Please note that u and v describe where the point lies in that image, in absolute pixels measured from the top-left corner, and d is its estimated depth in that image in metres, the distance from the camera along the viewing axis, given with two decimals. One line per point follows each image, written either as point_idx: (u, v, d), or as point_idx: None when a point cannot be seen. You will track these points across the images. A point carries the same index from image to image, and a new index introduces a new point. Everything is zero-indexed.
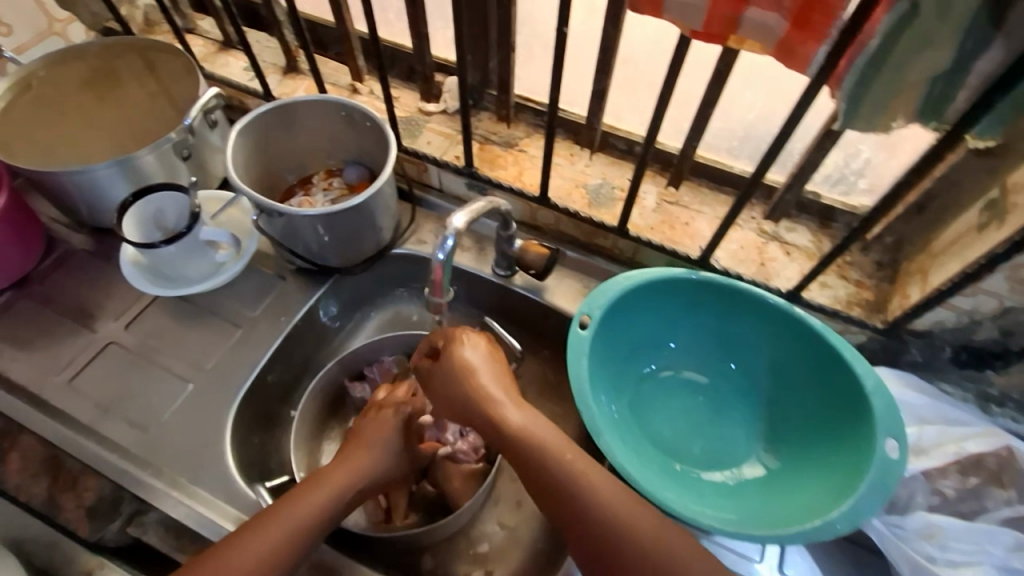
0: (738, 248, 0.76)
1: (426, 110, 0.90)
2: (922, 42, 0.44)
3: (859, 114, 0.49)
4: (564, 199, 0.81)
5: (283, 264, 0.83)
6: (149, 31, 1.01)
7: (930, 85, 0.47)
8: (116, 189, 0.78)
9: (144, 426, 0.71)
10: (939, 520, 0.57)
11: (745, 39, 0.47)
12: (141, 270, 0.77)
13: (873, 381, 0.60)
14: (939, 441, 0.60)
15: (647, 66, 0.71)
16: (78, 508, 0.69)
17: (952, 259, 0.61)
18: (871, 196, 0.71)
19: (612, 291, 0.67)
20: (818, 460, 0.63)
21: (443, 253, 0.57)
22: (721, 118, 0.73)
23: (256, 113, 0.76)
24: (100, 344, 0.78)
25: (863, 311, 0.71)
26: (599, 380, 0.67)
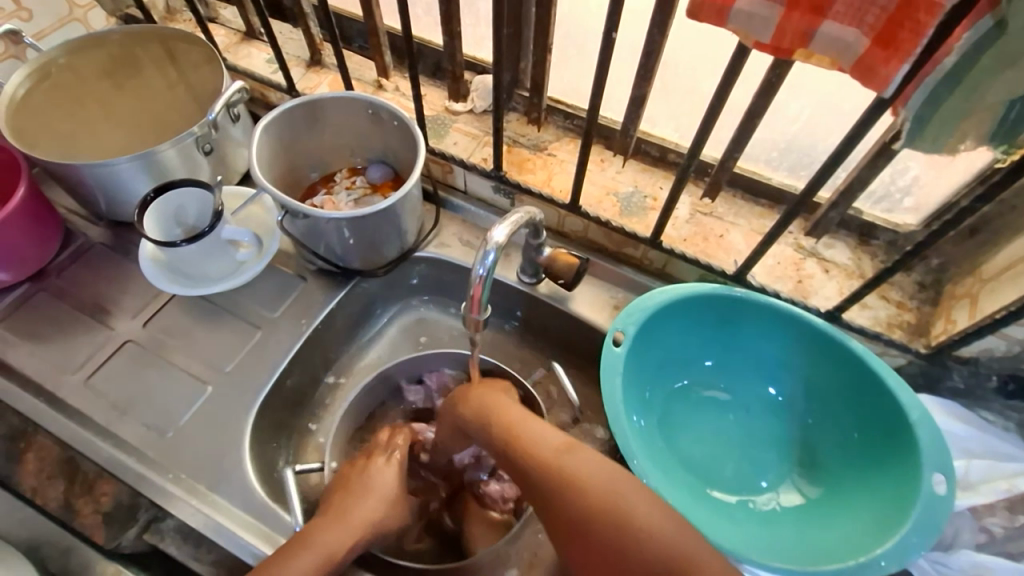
0: (774, 264, 0.73)
1: (453, 109, 0.87)
2: (1005, 62, 0.40)
3: (923, 134, 0.47)
4: (595, 207, 0.78)
5: (304, 264, 0.82)
6: (170, 19, 0.98)
7: (1007, 107, 0.43)
8: (137, 183, 0.76)
9: (162, 430, 0.70)
10: (987, 560, 0.56)
11: (814, 54, 0.44)
12: (160, 267, 0.75)
13: (919, 411, 0.58)
14: (987, 475, 0.60)
15: (689, 73, 0.68)
16: (95, 514, 0.67)
17: (1006, 286, 0.58)
18: (916, 215, 0.68)
19: (647, 307, 0.65)
20: (857, 490, 0.61)
21: (483, 268, 0.54)
22: (763, 129, 0.70)
23: (281, 109, 0.74)
24: (117, 343, 0.76)
25: (904, 334, 0.68)
26: (631, 398, 0.65)
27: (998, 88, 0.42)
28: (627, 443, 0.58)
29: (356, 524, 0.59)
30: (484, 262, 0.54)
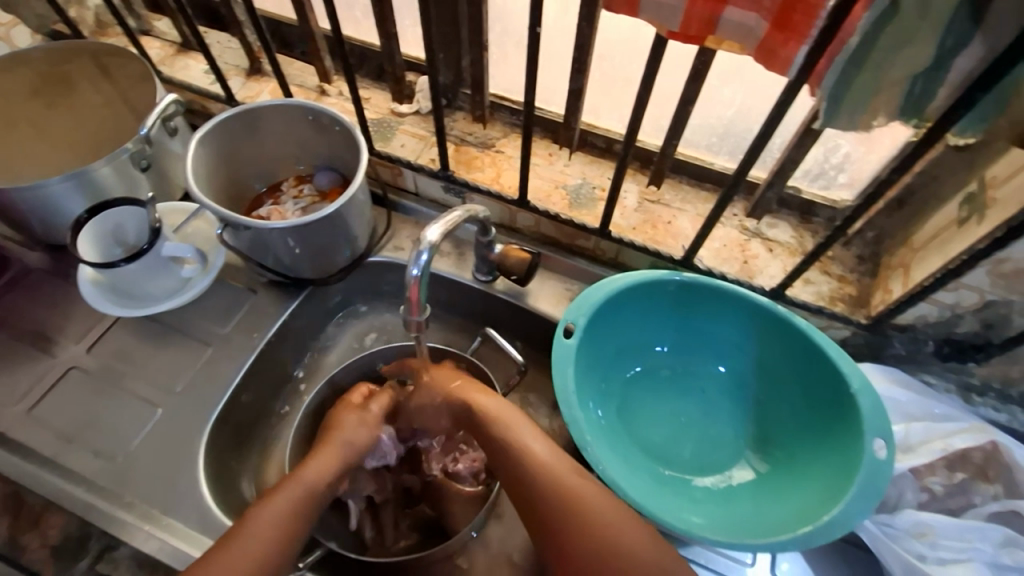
0: (721, 246, 0.75)
1: (398, 111, 0.87)
2: (902, 39, 0.42)
3: (840, 111, 0.48)
4: (544, 201, 0.79)
5: (253, 276, 0.80)
6: (101, 34, 0.95)
7: (911, 82, 0.45)
8: (70, 204, 0.73)
9: (112, 456, 0.68)
10: (928, 518, 0.58)
11: (723, 39, 0.45)
12: (101, 289, 0.73)
13: (859, 380, 0.59)
14: (926, 437, 0.62)
15: (624, 63, 0.70)
16: (42, 548, 0.64)
17: (933, 254, 0.60)
18: (851, 190, 0.71)
19: (596, 298, 0.66)
20: (808, 463, 0.62)
21: (418, 268, 0.54)
22: (700, 115, 0.71)
23: (216, 119, 0.72)
24: (61, 369, 0.74)
25: (846, 306, 0.70)
26: (586, 389, 0.66)
27: (900, 63, 0.43)
28: (580, 430, 0.59)
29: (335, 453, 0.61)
30: (417, 261, 0.54)
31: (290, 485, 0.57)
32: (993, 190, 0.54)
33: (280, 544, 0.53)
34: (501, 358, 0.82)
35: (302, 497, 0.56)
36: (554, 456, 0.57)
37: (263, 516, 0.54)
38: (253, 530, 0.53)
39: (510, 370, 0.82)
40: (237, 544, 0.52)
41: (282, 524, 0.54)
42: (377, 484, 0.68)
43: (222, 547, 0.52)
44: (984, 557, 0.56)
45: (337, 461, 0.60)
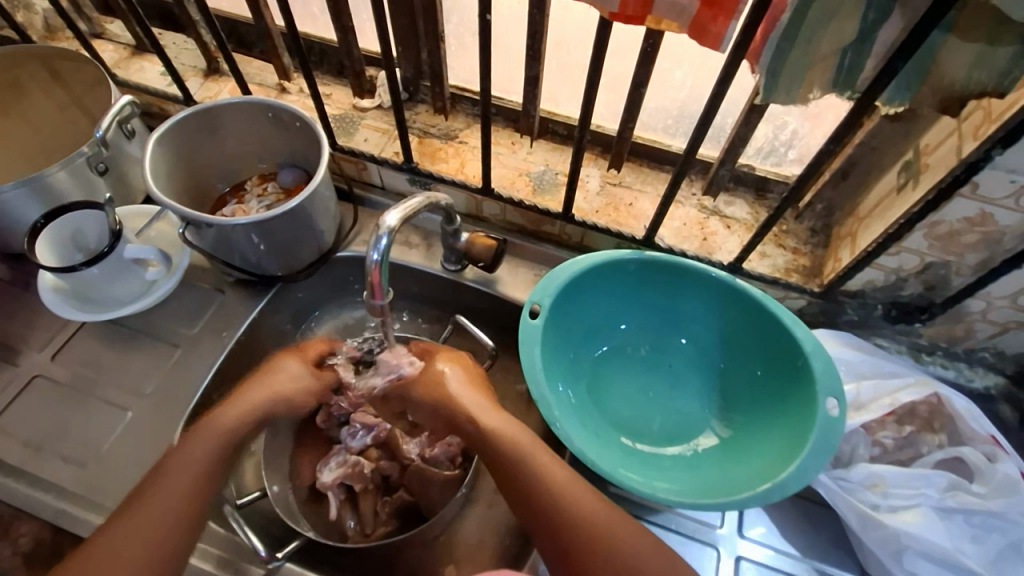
0: (681, 225, 0.77)
1: (360, 106, 0.87)
2: (827, 14, 0.44)
3: (778, 86, 0.50)
4: (508, 188, 0.80)
5: (221, 276, 0.80)
6: (51, 38, 0.94)
7: (840, 56, 0.48)
8: (25, 210, 0.72)
9: (82, 461, 0.68)
10: (880, 469, 0.61)
11: (662, 18, 0.47)
12: (64, 295, 0.72)
13: (811, 343, 0.62)
14: (876, 394, 0.65)
15: (577, 49, 0.71)
16: (15, 555, 0.63)
17: (876, 221, 0.64)
18: (800, 165, 0.74)
19: (560, 279, 0.67)
20: (767, 425, 0.65)
21: (377, 253, 0.55)
22: (654, 98, 0.73)
23: (173, 119, 0.71)
24: (25, 378, 0.73)
25: (801, 276, 0.73)
26: (555, 369, 0.68)
27: (828, 36, 0.46)
28: (549, 407, 0.60)
29: (248, 405, 0.60)
30: (376, 247, 0.55)
31: (188, 446, 0.56)
32: (926, 157, 0.57)
33: (183, 507, 0.53)
34: (472, 345, 0.84)
35: (205, 458, 0.56)
36: (562, 472, 0.56)
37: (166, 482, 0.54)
38: (149, 502, 0.53)
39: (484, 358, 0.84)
40: (146, 504, 0.53)
41: (180, 493, 0.54)
42: (355, 475, 0.69)
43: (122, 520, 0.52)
44: (931, 502, 0.58)
45: (252, 404, 0.60)
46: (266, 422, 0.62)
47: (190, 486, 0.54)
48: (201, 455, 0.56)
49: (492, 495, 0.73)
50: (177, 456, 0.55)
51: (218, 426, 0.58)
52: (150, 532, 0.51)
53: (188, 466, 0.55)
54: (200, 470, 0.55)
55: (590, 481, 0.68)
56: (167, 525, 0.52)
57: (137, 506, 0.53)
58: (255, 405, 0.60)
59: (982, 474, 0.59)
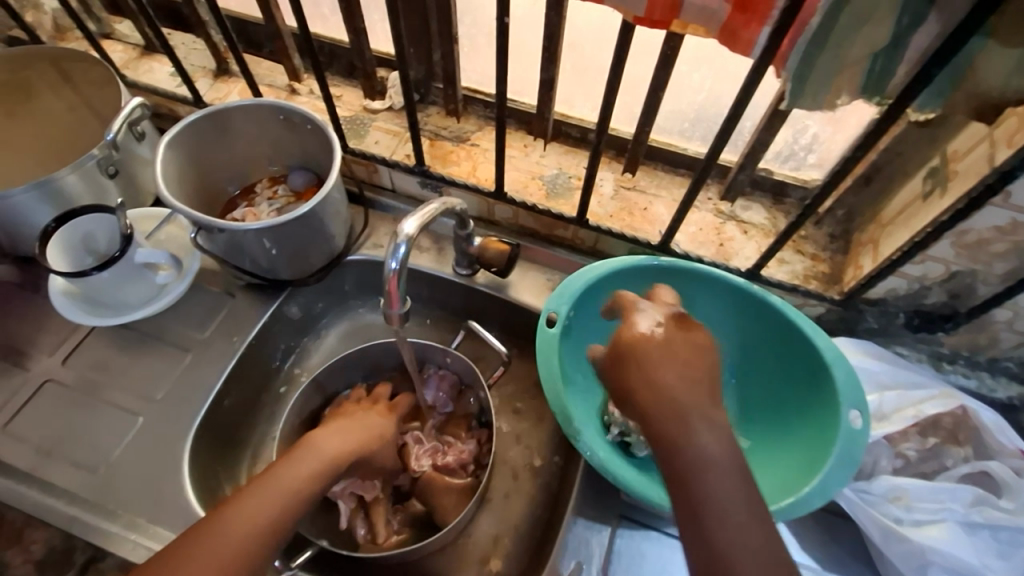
0: (697, 230, 0.76)
1: (371, 108, 0.86)
2: (860, 20, 0.43)
3: (804, 92, 0.49)
4: (521, 192, 0.79)
5: (231, 280, 0.79)
6: (60, 39, 0.93)
7: (871, 60, 0.47)
8: (36, 214, 0.71)
9: (93, 467, 0.67)
10: (903, 482, 0.60)
11: (688, 23, 0.46)
12: (74, 300, 0.71)
13: (833, 352, 0.61)
14: (898, 405, 0.64)
15: (594, 52, 0.70)
16: (26, 563, 0.62)
17: (900, 228, 0.62)
18: (820, 170, 0.72)
19: (577, 286, 0.66)
20: (789, 437, 0.64)
21: (395, 262, 0.54)
22: (672, 101, 0.72)
23: (184, 122, 0.71)
24: (36, 383, 0.73)
25: (819, 283, 0.72)
26: (571, 379, 0.67)
27: (859, 42, 0.45)
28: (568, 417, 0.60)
29: (334, 452, 0.60)
30: (394, 256, 0.54)
31: (275, 480, 0.54)
32: (954, 164, 0.56)
33: (264, 535, 0.50)
34: (483, 352, 0.83)
35: (285, 492, 0.54)
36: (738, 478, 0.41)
37: (249, 505, 0.51)
38: (229, 522, 0.50)
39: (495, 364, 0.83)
40: (221, 528, 0.49)
41: (261, 524, 0.51)
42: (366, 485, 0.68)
43: (198, 535, 0.48)
44: (956, 517, 0.57)
45: (338, 449, 0.61)
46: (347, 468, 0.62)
47: (273, 522, 0.51)
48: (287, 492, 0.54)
49: (503, 493, 0.73)
50: (262, 483, 0.54)
51: (301, 465, 0.57)
52: (236, 543, 0.49)
53: (273, 498, 0.53)
54: (286, 507, 0.53)
55: (604, 490, 0.67)
56: (253, 535, 0.50)
57: (222, 512, 0.50)
58: (338, 448, 0.61)
59: (1010, 490, 0.57)
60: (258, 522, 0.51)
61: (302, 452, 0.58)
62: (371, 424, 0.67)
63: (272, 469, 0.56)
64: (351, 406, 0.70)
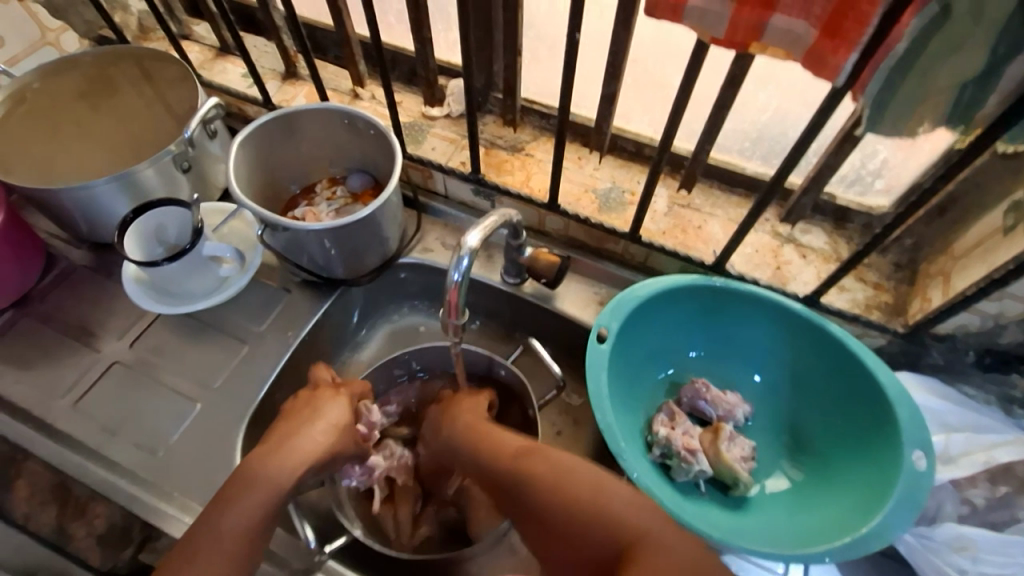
0: (753, 252, 0.74)
1: (429, 114, 0.88)
2: (950, 47, 0.42)
3: (884, 119, 0.47)
4: (574, 205, 0.79)
5: (288, 276, 0.82)
6: (144, 38, 0.98)
7: (959, 90, 0.45)
8: (115, 204, 0.76)
9: (152, 449, 0.71)
10: (970, 532, 0.57)
11: (768, 46, 0.45)
12: (144, 287, 0.75)
13: (897, 389, 0.59)
14: (967, 448, 0.62)
15: (658, 68, 0.70)
16: (89, 536, 0.67)
17: (976, 262, 0.59)
18: (888, 197, 0.69)
19: (631, 302, 0.66)
20: (842, 473, 0.62)
21: (458, 272, 0.55)
22: (734, 119, 0.71)
23: (257, 123, 0.74)
24: (104, 363, 0.77)
25: (882, 314, 0.69)
26: (618, 396, 0.66)
27: (949, 69, 0.43)
28: (615, 439, 0.59)
29: (300, 452, 0.60)
30: (458, 266, 0.55)
31: (249, 489, 0.56)
32: None
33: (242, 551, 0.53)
34: (534, 365, 0.83)
35: (261, 501, 0.55)
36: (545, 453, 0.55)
37: (220, 524, 0.53)
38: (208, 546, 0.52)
39: (547, 387, 0.82)
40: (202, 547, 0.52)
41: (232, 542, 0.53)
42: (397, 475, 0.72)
43: (189, 547, 0.52)
44: None
45: (301, 454, 0.60)
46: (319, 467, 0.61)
47: (243, 537, 0.53)
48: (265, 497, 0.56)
49: None
50: (228, 498, 0.55)
51: (273, 467, 0.58)
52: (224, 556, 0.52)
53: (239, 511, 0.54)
54: (260, 513, 0.55)
55: None
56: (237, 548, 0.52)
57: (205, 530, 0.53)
58: (305, 456, 0.60)
59: None
60: (229, 538, 0.53)
61: (251, 485, 0.56)
62: (332, 418, 0.64)
63: (241, 478, 0.57)
64: (309, 395, 0.67)
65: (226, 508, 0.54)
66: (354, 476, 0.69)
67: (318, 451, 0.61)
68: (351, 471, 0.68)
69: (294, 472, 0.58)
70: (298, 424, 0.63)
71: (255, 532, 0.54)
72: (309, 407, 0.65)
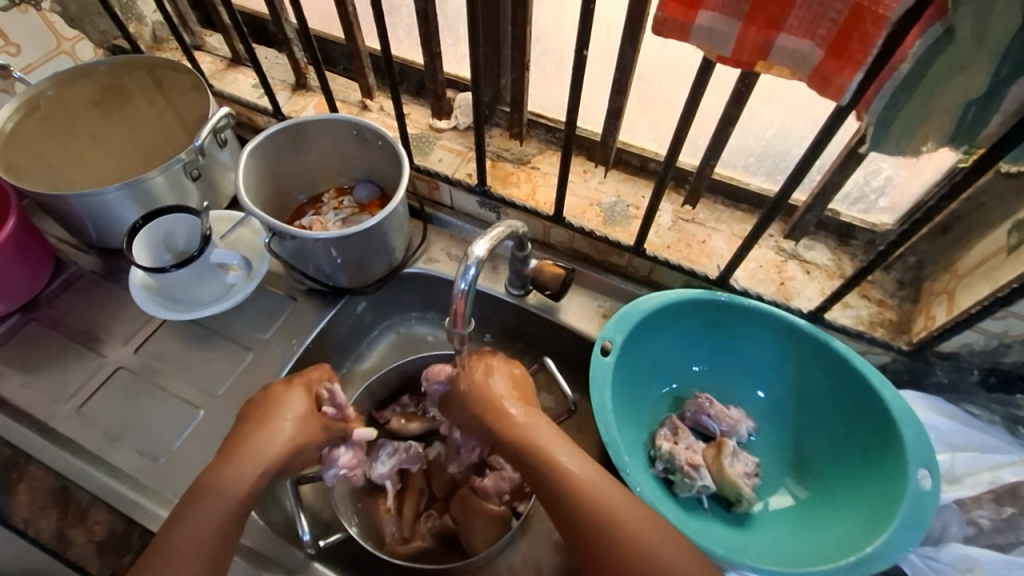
0: (757, 267, 0.74)
1: (437, 127, 0.89)
2: (955, 69, 0.42)
3: (888, 138, 0.48)
4: (579, 218, 0.80)
5: (294, 284, 0.83)
6: (157, 49, 1.00)
7: (964, 110, 0.45)
8: (125, 211, 0.76)
9: (155, 455, 0.71)
10: (977, 553, 0.57)
11: (774, 65, 0.46)
12: (150, 293, 0.76)
13: (902, 408, 0.59)
14: (972, 468, 0.62)
15: (664, 85, 0.71)
16: (88, 543, 0.64)
17: (981, 281, 0.59)
18: (891, 214, 0.70)
19: (635, 316, 0.66)
20: (847, 492, 0.62)
21: (464, 282, 0.55)
22: (739, 136, 0.71)
23: (267, 133, 0.75)
24: (109, 368, 0.77)
25: (886, 331, 0.69)
26: (622, 410, 0.66)
27: (953, 91, 0.43)
28: (619, 452, 0.59)
29: (253, 454, 0.59)
30: (464, 276, 0.55)
31: (212, 495, 0.55)
32: None
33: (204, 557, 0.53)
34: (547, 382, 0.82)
35: (221, 506, 0.55)
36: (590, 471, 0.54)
37: (176, 534, 0.53)
38: (166, 551, 0.52)
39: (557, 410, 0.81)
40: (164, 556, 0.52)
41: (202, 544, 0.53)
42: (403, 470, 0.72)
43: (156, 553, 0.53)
44: None
45: (260, 454, 0.59)
46: (282, 467, 0.61)
47: (209, 541, 0.53)
48: (220, 505, 0.55)
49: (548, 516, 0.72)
50: (190, 505, 0.55)
51: (234, 473, 0.57)
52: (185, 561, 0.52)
53: (196, 516, 0.54)
54: (217, 519, 0.54)
55: None
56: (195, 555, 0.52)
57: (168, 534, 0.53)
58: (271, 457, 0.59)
59: None
60: (186, 543, 0.53)
61: (214, 493, 0.56)
62: (291, 412, 0.63)
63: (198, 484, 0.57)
64: (274, 389, 0.65)
65: (183, 515, 0.54)
66: (340, 461, 0.66)
67: (273, 456, 0.59)
68: (336, 454, 0.66)
69: (259, 473, 0.58)
70: (260, 422, 0.62)
71: (213, 541, 0.53)
72: (267, 404, 0.63)
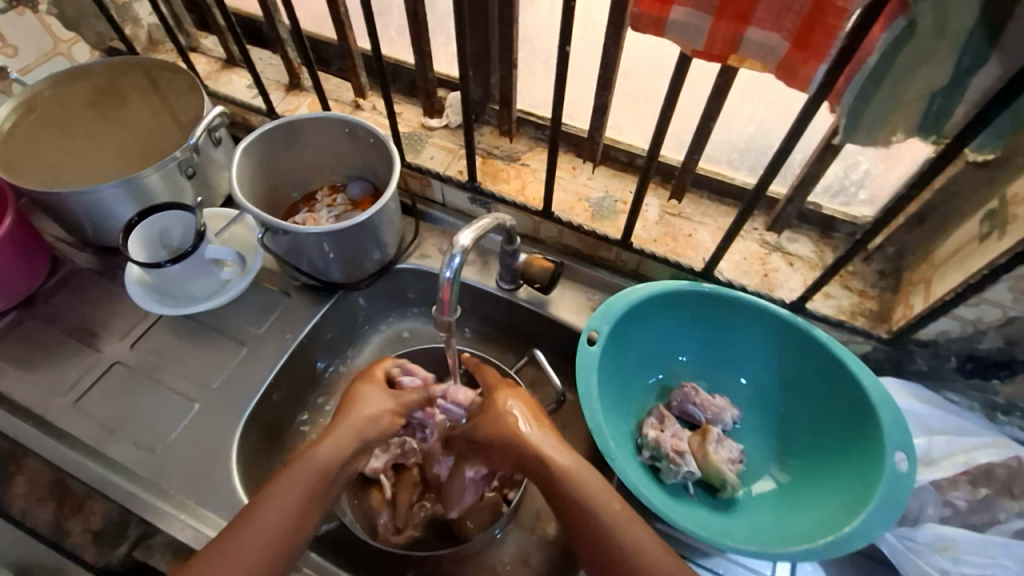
0: (741, 259, 0.76)
1: (428, 125, 0.90)
2: (918, 60, 0.44)
3: (858, 128, 0.49)
4: (568, 213, 0.81)
5: (287, 280, 0.84)
6: (153, 50, 1.01)
7: (929, 100, 0.47)
8: (121, 208, 0.78)
9: (151, 447, 0.72)
10: (952, 533, 0.59)
11: (745, 58, 0.48)
12: (146, 288, 0.77)
13: (879, 393, 0.61)
14: (949, 451, 0.63)
15: (648, 81, 0.72)
16: (84, 533, 0.70)
17: (954, 269, 0.61)
18: (871, 206, 0.71)
19: (620, 307, 0.68)
20: (827, 476, 0.63)
21: (449, 271, 0.57)
22: (722, 131, 0.73)
23: (261, 131, 0.76)
24: (105, 363, 0.78)
25: (867, 320, 0.71)
26: (609, 398, 0.67)
27: (917, 81, 0.45)
28: (604, 438, 0.60)
29: (343, 436, 0.60)
30: (450, 265, 0.57)
31: (302, 464, 0.57)
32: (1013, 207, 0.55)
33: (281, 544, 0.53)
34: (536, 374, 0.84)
35: (310, 487, 0.56)
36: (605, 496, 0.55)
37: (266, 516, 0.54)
38: (248, 534, 0.53)
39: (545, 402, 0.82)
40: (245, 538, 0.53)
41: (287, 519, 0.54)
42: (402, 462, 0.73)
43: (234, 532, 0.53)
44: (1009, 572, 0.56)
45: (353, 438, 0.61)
46: (365, 448, 0.62)
47: (287, 526, 0.54)
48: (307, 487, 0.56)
49: (535, 506, 0.74)
50: (277, 487, 0.56)
51: (331, 447, 0.59)
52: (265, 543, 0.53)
53: (290, 498, 0.55)
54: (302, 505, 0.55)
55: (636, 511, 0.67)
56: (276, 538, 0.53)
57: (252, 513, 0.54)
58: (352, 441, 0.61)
59: None
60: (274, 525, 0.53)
61: (296, 475, 0.57)
62: (380, 402, 0.64)
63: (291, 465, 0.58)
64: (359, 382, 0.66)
65: (269, 496, 0.55)
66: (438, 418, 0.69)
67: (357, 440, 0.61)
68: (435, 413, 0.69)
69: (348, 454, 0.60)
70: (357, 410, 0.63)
71: (296, 520, 0.54)
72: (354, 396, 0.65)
